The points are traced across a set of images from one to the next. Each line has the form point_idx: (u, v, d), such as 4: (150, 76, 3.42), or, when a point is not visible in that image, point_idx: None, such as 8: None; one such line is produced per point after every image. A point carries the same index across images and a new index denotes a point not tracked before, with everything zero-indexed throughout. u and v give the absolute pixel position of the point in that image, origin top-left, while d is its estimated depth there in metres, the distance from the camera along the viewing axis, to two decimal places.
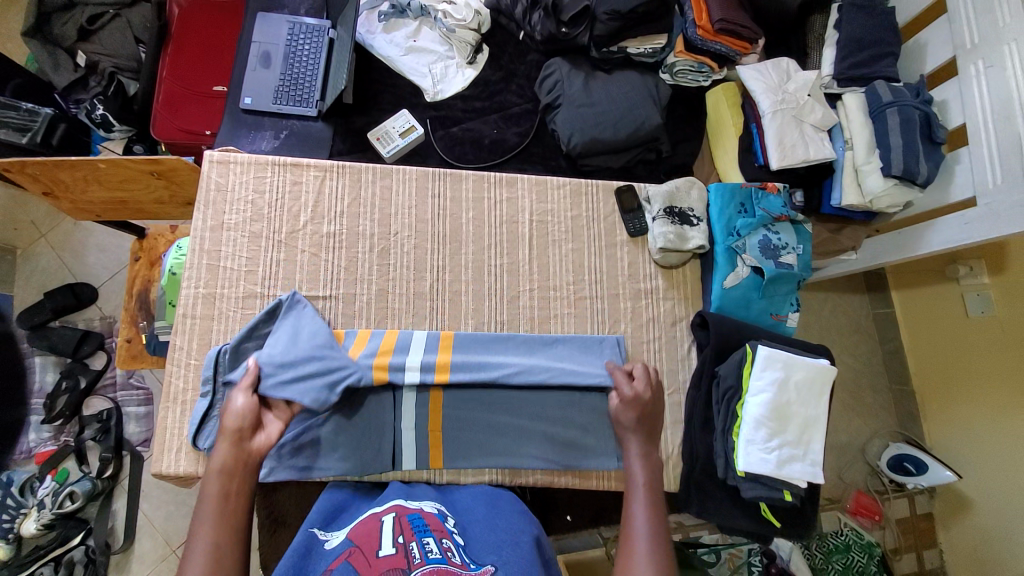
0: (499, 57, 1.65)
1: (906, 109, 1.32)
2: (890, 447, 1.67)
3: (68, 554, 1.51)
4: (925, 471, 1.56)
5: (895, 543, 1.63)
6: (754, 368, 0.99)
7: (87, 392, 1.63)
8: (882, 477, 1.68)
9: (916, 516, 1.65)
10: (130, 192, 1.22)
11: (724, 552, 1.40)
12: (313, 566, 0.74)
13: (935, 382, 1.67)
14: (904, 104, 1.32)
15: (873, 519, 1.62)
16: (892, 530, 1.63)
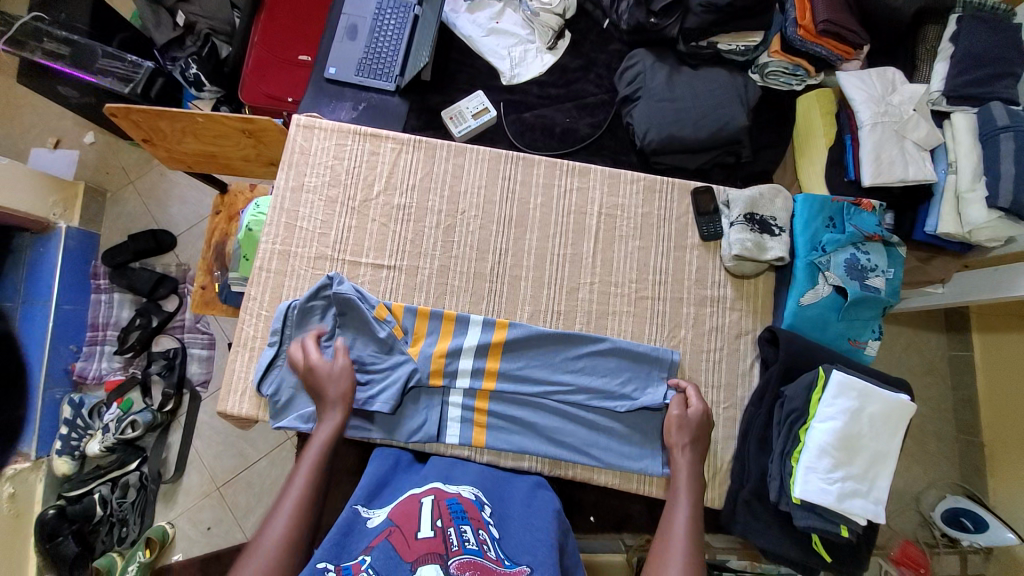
0: (580, 44, 1.62)
1: (1022, 136, 1.20)
2: (947, 500, 1.55)
3: (124, 477, 1.64)
4: (985, 531, 1.44)
5: None
6: (824, 395, 0.93)
7: (157, 331, 1.76)
8: (934, 529, 1.56)
9: None
10: (219, 147, 1.28)
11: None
12: (355, 545, 0.76)
13: (1009, 437, 1.51)
14: (1020, 129, 1.20)
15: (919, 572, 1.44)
16: None
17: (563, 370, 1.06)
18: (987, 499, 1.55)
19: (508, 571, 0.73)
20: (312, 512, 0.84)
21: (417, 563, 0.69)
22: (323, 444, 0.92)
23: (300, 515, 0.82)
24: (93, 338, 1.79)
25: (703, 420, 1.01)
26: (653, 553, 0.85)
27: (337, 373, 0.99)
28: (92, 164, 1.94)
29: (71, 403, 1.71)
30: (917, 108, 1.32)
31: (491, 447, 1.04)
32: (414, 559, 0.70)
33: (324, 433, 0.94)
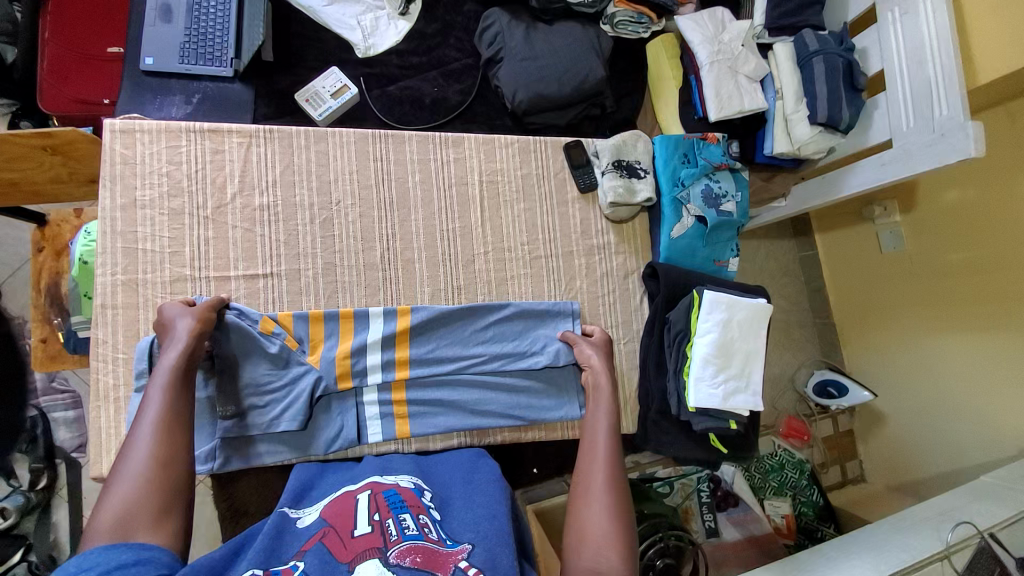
0: (433, 6, 1.55)
1: (830, 57, 1.38)
2: (816, 373, 1.85)
3: (8, 572, 1.40)
4: (846, 394, 1.74)
5: (822, 459, 1.83)
6: (701, 311, 1.06)
7: (8, 399, 1.50)
8: (809, 402, 1.87)
9: (839, 434, 1.85)
10: (19, 171, 1.05)
11: (677, 483, 1.54)
12: (286, 550, 0.73)
13: (854, 315, 1.85)
14: (828, 52, 1.39)
15: (803, 439, 1.80)
16: (818, 447, 1.83)
17: (473, 343, 1.08)
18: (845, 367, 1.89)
19: (448, 551, 0.74)
20: (183, 420, 0.76)
21: (355, 562, 0.69)
22: (172, 369, 0.80)
23: (165, 429, 0.74)
24: None
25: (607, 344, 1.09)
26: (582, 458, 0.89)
27: (186, 317, 0.89)
28: None
29: None
30: (746, 44, 1.49)
31: (417, 434, 1.04)
32: (351, 559, 0.70)
33: (175, 355, 0.83)
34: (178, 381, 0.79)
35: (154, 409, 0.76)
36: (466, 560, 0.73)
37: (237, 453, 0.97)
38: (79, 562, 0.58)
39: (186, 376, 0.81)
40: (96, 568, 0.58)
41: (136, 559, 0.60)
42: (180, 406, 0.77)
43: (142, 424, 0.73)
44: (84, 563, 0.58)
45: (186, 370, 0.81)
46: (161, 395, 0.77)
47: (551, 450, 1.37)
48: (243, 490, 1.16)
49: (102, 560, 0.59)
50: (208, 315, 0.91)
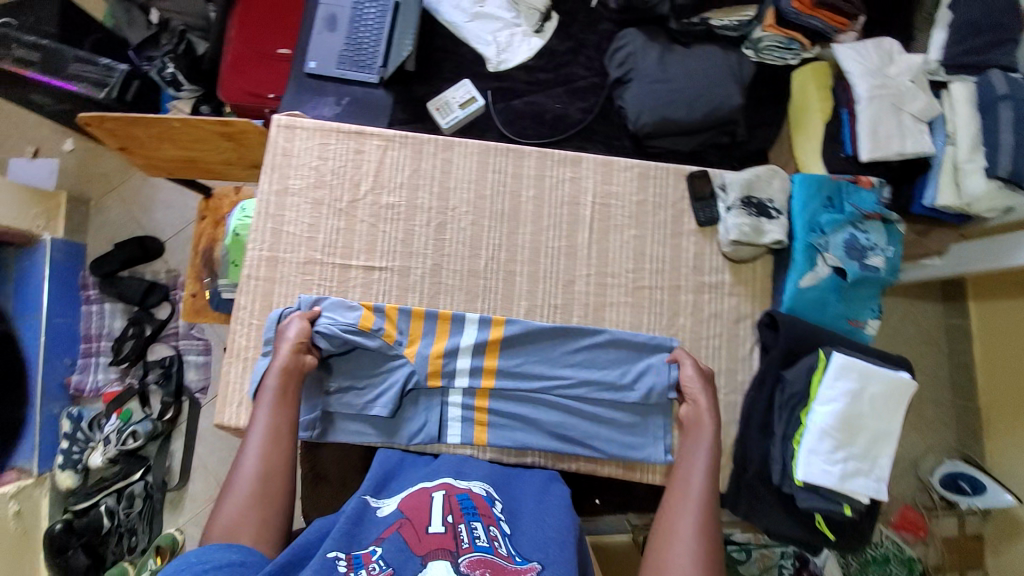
0: (569, 25, 1.57)
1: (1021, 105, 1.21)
2: (944, 464, 1.58)
3: (129, 488, 1.67)
4: (982, 493, 1.47)
5: (938, 562, 1.55)
6: (825, 377, 0.93)
7: (151, 339, 1.77)
8: (932, 493, 1.57)
9: (964, 537, 1.54)
10: (199, 152, 1.24)
11: (756, 551, 1.36)
12: (365, 534, 0.77)
13: (1006, 404, 1.53)
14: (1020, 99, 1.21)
15: (917, 534, 1.55)
16: (935, 547, 1.55)
17: (561, 364, 1.05)
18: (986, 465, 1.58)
19: (518, 568, 0.76)
20: (283, 442, 0.91)
21: (428, 558, 0.72)
22: (273, 394, 0.93)
23: (268, 451, 0.89)
24: (87, 348, 1.79)
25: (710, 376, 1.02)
26: (667, 498, 0.90)
27: (292, 329, 0.99)
28: (73, 172, 1.90)
29: (69, 417, 1.73)
30: (915, 79, 1.31)
31: (494, 445, 1.04)
32: (424, 554, 0.73)
33: (275, 377, 0.94)
34: (278, 404, 0.93)
35: (261, 425, 0.91)
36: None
37: (332, 427, 1.04)
38: (199, 555, 0.73)
39: (284, 396, 0.94)
40: (207, 564, 0.71)
41: (242, 559, 0.74)
42: (277, 428, 0.91)
43: (250, 442, 0.89)
44: (202, 557, 0.72)
45: (285, 390, 0.94)
46: (265, 419, 0.91)
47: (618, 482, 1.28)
48: (324, 458, 1.23)
49: (213, 558, 0.72)
50: (304, 329, 0.99)
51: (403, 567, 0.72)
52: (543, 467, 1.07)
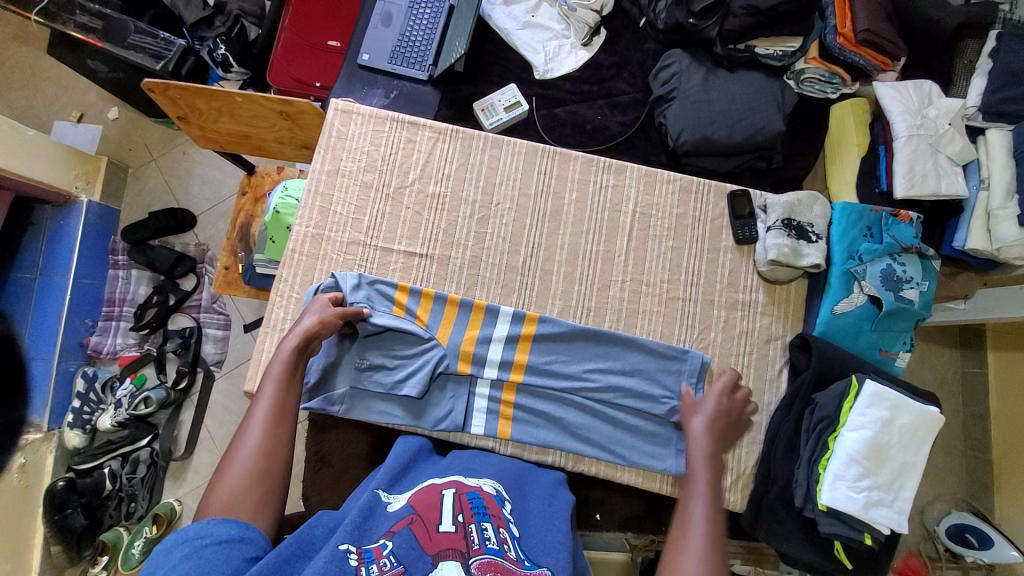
0: (615, 41, 1.61)
1: None
2: (951, 515, 1.55)
3: (133, 453, 1.69)
4: (990, 547, 1.45)
5: None
6: (856, 403, 0.94)
7: (174, 309, 1.80)
8: (937, 544, 1.56)
9: None
10: (255, 128, 1.27)
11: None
12: (373, 530, 0.74)
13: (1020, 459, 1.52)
14: None
15: None
16: None
17: (590, 368, 1.06)
18: (993, 515, 1.57)
19: (528, 573, 0.73)
20: (287, 420, 0.84)
21: (439, 558, 0.69)
22: (282, 368, 0.88)
23: (272, 426, 0.82)
24: (110, 312, 1.82)
25: (721, 412, 0.97)
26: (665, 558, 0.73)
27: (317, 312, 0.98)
28: (115, 140, 1.96)
29: (84, 375, 1.75)
30: (952, 123, 1.32)
31: (516, 440, 1.05)
32: (435, 553, 0.70)
33: (289, 351, 0.90)
34: (285, 380, 0.87)
35: (263, 405, 0.84)
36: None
37: (360, 406, 1.05)
38: (198, 528, 0.68)
39: (292, 374, 0.89)
40: (206, 538, 0.67)
41: (241, 535, 0.69)
42: (285, 406, 0.85)
43: (252, 421, 0.82)
44: (201, 531, 0.68)
45: (295, 367, 0.90)
46: (271, 393, 0.85)
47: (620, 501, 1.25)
48: (332, 441, 1.23)
49: (214, 531, 0.68)
50: (328, 316, 0.97)
51: (413, 567, 0.69)
52: (562, 467, 1.07)
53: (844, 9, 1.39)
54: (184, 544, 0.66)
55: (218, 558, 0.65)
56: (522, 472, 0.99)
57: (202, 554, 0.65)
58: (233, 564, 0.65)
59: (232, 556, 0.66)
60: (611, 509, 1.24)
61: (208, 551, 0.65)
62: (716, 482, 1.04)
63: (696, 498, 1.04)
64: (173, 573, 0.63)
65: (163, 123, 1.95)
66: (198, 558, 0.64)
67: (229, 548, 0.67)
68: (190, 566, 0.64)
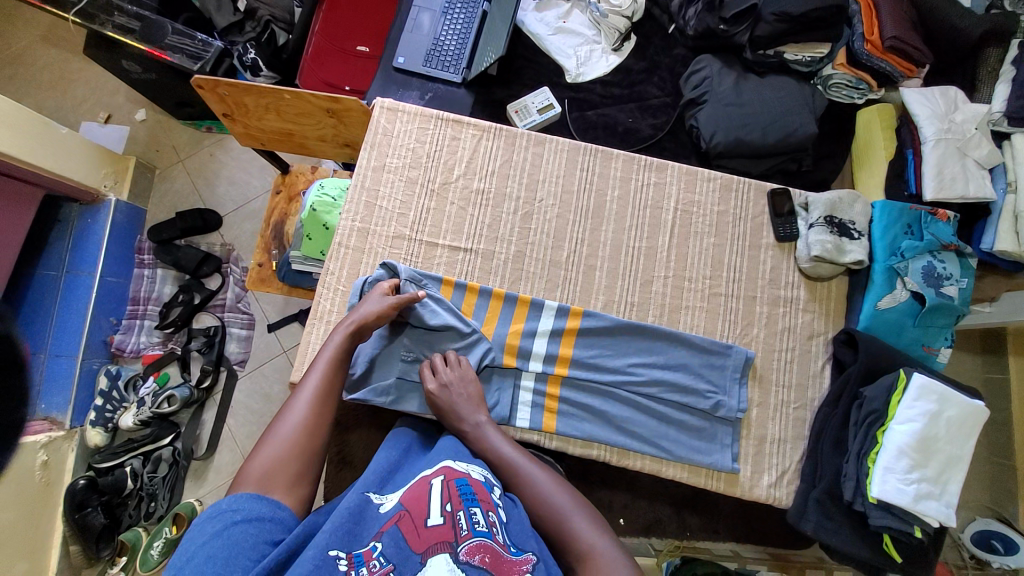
0: (645, 47, 1.65)
1: None
2: (977, 521, 1.51)
3: (156, 452, 1.66)
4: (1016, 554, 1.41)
5: None
6: (904, 397, 0.95)
7: (199, 308, 1.78)
8: (963, 551, 1.52)
9: None
10: (300, 125, 1.30)
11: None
12: (365, 530, 0.71)
13: None
14: None
15: None
16: None
17: (634, 362, 1.07)
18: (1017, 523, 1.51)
19: (514, 559, 0.72)
20: (332, 399, 0.86)
21: (428, 555, 0.69)
22: (336, 349, 0.92)
23: (318, 403, 0.84)
24: (134, 311, 1.81)
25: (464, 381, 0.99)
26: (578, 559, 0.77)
27: (378, 300, 0.99)
28: (142, 140, 1.97)
29: (107, 374, 1.72)
30: (979, 127, 1.34)
31: (561, 433, 1.04)
32: (424, 551, 0.69)
33: (344, 334, 0.94)
34: (336, 361, 0.90)
35: (312, 383, 0.87)
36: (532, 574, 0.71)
37: (407, 397, 1.05)
38: (231, 503, 0.70)
39: (342, 358, 0.92)
40: (238, 514, 0.69)
41: (272, 514, 0.71)
42: (333, 386, 0.88)
43: (297, 399, 0.85)
44: (235, 505, 0.70)
45: (345, 352, 0.93)
46: (321, 372, 0.88)
47: (644, 504, 1.30)
48: (367, 439, 1.23)
49: (245, 508, 0.70)
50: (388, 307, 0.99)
51: (404, 565, 0.68)
52: (606, 462, 1.06)
53: (871, 17, 1.43)
54: (216, 520, 0.68)
55: (246, 538, 0.67)
56: None
57: (232, 532, 0.67)
58: (260, 547, 0.67)
59: (260, 538, 0.67)
60: (635, 513, 1.29)
61: (238, 529, 0.67)
62: (762, 477, 1.05)
63: (742, 493, 1.04)
64: (205, 549, 0.64)
65: (191, 124, 1.96)
66: (227, 538, 0.66)
67: (257, 528, 0.68)
68: (219, 546, 0.65)
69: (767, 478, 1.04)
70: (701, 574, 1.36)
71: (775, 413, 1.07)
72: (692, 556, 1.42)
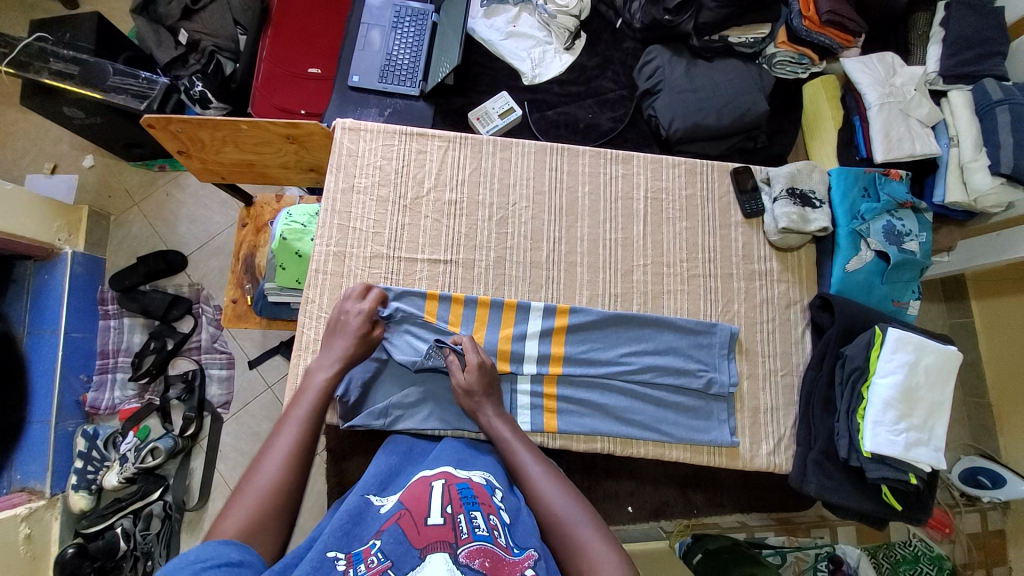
0: (596, 43, 1.68)
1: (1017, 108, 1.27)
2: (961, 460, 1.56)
3: (146, 508, 1.58)
4: (1004, 486, 1.45)
5: (965, 558, 1.54)
6: (883, 351, 0.99)
7: (173, 353, 1.71)
8: (953, 490, 1.56)
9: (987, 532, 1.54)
10: (261, 155, 1.27)
11: (792, 556, 1.45)
12: (365, 530, 0.71)
13: (1014, 400, 1.56)
14: (1016, 102, 1.28)
15: (944, 533, 1.50)
16: (961, 544, 1.54)
17: (625, 352, 1.08)
18: (999, 458, 1.58)
19: (515, 559, 0.70)
20: (309, 448, 0.81)
21: (427, 550, 0.66)
22: (317, 393, 0.88)
23: (294, 452, 0.79)
24: (103, 365, 1.71)
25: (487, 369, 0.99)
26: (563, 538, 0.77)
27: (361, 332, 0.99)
28: (92, 187, 1.88)
29: (84, 434, 1.63)
30: (918, 88, 1.41)
31: (564, 431, 1.05)
32: (423, 546, 0.67)
33: (326, 375, 0.91)
34: (315, 405, 0.86)
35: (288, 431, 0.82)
36: (534, 570, 0.69)
37: (407, 414, 1.04)
38: (197, 553, 0.62)
39: (322, 403, 0.87)
40: (209, 561, 0.62)
41: (241, 559, 0.64)
42: (309, 435, 0.82)
43: (277, 441, 0.80)
44: (200, 555, 0.62)
45: (326, 395, 0.89)
46: (299, 419, 0.83)
47: (649, 490, 1.39)
48: None
49: (214, 555, 0.63)
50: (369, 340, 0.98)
51: (401, 561, 0.65)
52: (611, 453, 1.07)
53: None
54: (182, 570, 0.60)
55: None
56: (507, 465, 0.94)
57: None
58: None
59: None
60: (641, 499, 1.37)
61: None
62: (761, 446, 1.08)
63: (744, 465, 1.07)
64: None
65: (143, 165, 1.89)
66: None
67: (230, 572, 0.61)
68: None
69: (766, 447, 1.08)
70: (714, 547, 1.38)
71: (765, 383, 1.11)
72: (701, 535, 1.44)
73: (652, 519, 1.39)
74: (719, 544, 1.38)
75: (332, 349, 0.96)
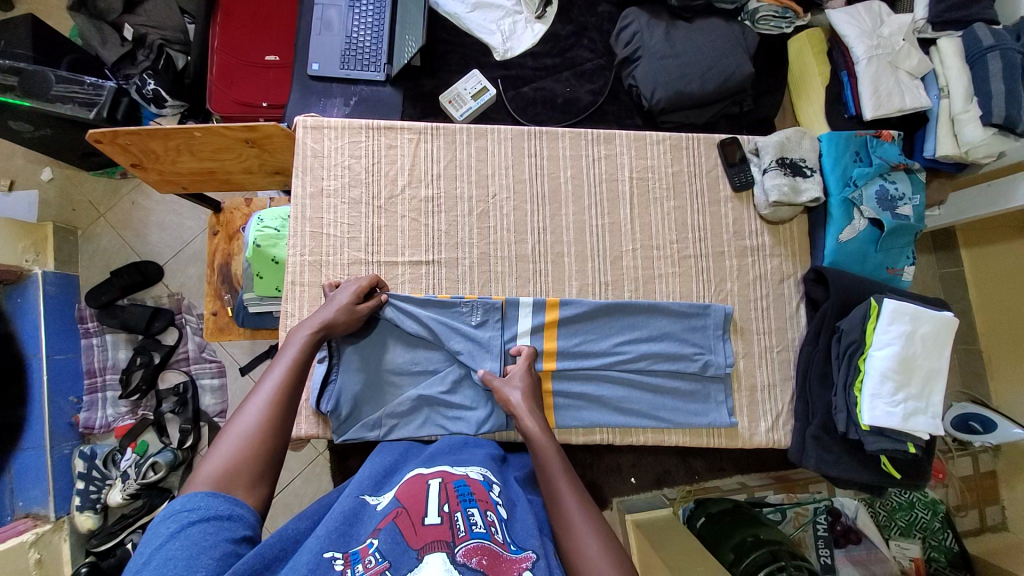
0: (569, 9, 1.58)
1: (1009, 54, 1.21)
2: (954, 407, 1.54)
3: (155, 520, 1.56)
4: (993, 429, 1.43)
5: (957, 500, 1.52)
6: (879, 323, 0.98)
7: (161, 367, 1.64)
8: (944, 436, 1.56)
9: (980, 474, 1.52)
10: (220, 162, 1.19)
11: (791, 511, 1.45)
12: (360, 530, 0.69)
13: (1002, 346, 1.55)
14: (1007, 47, 1.21)
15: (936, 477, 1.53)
16: (953, 487, 1.54)
17: (620, 341, 1.06)
18: (990, 402, 1.58)
19: (513, 557, 0.68)
20: (294, 399, 0.79)
21: (424, 551, 0.64)
22: (302, 345, 0.85)
23: (277, 400, 0.77)
24: (93, 384, 1.64)
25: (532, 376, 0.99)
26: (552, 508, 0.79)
27: (348, 293, 0.97)
28: (55, 202, 1.77)
29: (81, 455, 1.58)
30: (906, 39, 1.33)
31: (562, 426, 1.03)
32: (420, 546, 0.64)
33: (310, 328, 0.88)
34: (299, 357, 0.83)
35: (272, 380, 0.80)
36: (532, 570, 0.67)
37: (401, 423, 1.02)
38: (186, 502, 0.64)
39: (307, 356, 0.85)
40: (195, 514, 0.63)
41: (230, 513, 0.65)
42: (294, 386, 0.80)
43: (260, 391, 0.78)
44: (189, 505, 0.64)
45: (311, 349, 0.86)
46: (281, 371, 0.81)
47: (651, 460, 1.42)
48: None
49: (202, 506, 0.64)
50: (356, 300, 0.96)
51: (399, 562, 0.63)
52: (611, 443, 1.06)
53: None
54: (171, 519, 0.62)
55: (205, 537, 0.61)
56: (502, 462, 0.93)
57: (189, 532, 0.61)
58: (221, 546, 0.61)
59: (220, 539, 0.62)
60: (644, 470, 1.43)
61: (197, 529, 0.62)
62: (759, 424, 1.08)
63: (744, 444, 1.07)
64: (162, 552, 0.59)
65: (104, 174, 1.78)
66: (185, 537, 0.60)
67: (217, 527, 0.63)
68: (177, 547, 0.59)
69: (764, 424, 1.08)
70: (717, 511, 1.39)
71: (761, 360, 1.10)
72: (704, 498, 1.46)
73: (655, 487, 1.44)
74: (721, 507, 1.40)
75: (320, 310, 0.93)
